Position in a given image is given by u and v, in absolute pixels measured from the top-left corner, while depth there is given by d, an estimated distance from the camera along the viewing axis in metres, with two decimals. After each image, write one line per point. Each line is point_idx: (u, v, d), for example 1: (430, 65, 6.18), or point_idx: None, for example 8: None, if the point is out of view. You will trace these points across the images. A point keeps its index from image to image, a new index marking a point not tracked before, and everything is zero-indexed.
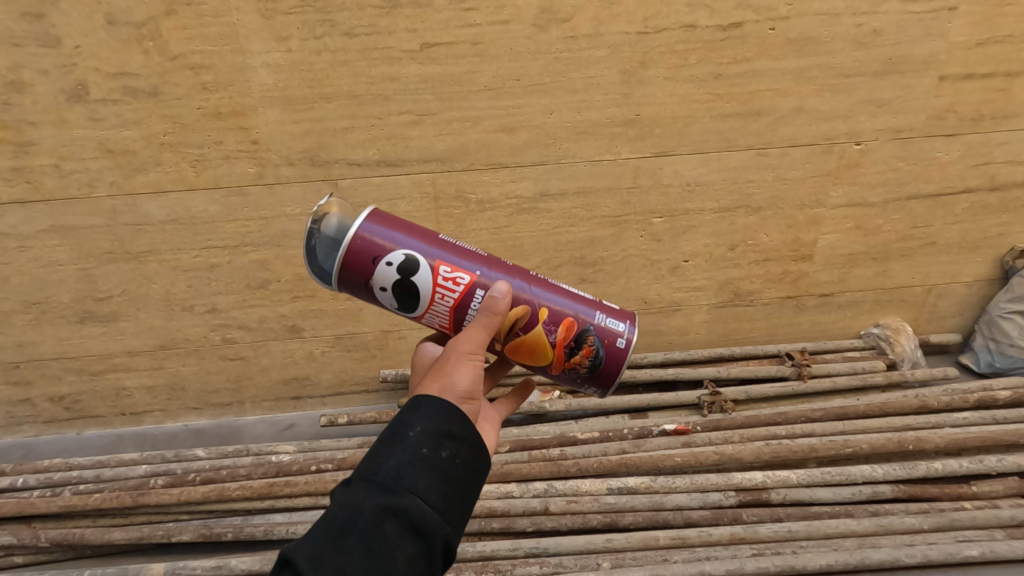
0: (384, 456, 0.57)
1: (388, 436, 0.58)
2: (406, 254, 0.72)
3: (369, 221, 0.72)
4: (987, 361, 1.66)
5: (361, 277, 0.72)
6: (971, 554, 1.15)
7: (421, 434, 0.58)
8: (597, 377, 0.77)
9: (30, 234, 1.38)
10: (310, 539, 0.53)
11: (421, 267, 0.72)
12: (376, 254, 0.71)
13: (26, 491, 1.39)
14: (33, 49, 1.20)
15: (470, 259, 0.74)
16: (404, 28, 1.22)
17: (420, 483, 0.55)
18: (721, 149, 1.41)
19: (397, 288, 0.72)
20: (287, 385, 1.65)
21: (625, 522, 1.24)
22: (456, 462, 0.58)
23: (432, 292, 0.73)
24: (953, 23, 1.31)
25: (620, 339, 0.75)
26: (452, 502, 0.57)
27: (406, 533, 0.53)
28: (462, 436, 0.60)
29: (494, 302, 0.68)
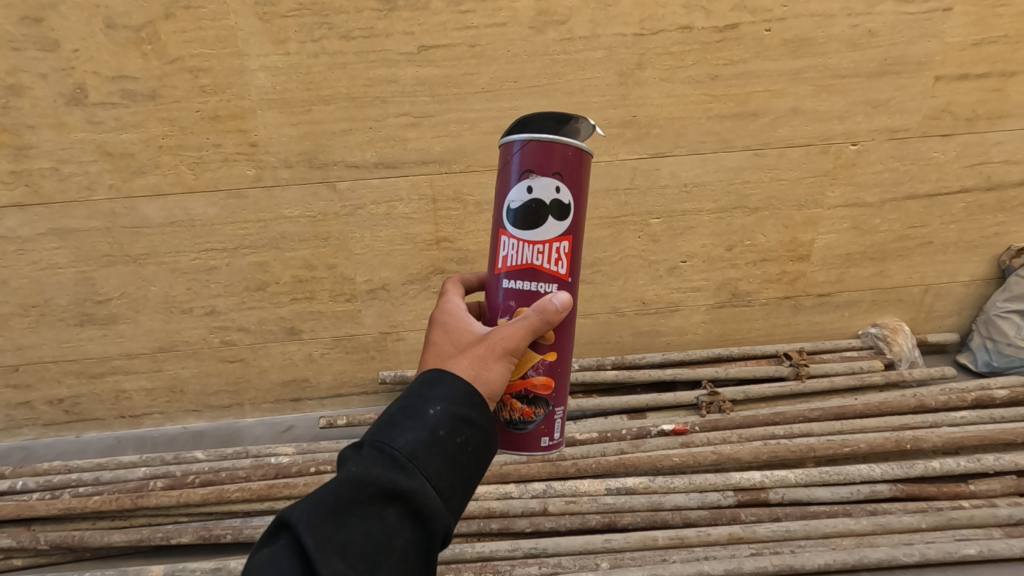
0: (399, 432, 0.56)
1: (405, 411, 0.58)
2: (571, 203, 0.69)
3: (587, 160, 0.70)
4: (984, 361, 1.65)
5: (534, 164, 0.67)
6: (970, 554, 1.15)
7: (440, 415, 0.58)
8: (501, 428, 0.76)
9: (29, 237, 1.38)
10: (314, 506, 0.52)
11: (565, 223, 0.70)
12: (563, 174, 0.68)
13: (26, 494, 1.39)
14: (32, 53, 1.21)
15: (580, 261, 0.73)
16: (401, 30, 1.23)
17: (431, 466, 0.55)
18: (718, 150, 1.41)
19: (532, 200, 0.68)
20: (287, 387, 1.65)
21: (623, 522, 1.24)
22: (467, 449, 0.59)
23: (542, 242, 0.69)
24: (947, 24, 1.33)
25: (546, 439, 0.77)
26: (457, 489, 0.57)
27: (409, 514, 0.53)
28: (477, 422, 0.60)
29: (553, 312, 0.68)
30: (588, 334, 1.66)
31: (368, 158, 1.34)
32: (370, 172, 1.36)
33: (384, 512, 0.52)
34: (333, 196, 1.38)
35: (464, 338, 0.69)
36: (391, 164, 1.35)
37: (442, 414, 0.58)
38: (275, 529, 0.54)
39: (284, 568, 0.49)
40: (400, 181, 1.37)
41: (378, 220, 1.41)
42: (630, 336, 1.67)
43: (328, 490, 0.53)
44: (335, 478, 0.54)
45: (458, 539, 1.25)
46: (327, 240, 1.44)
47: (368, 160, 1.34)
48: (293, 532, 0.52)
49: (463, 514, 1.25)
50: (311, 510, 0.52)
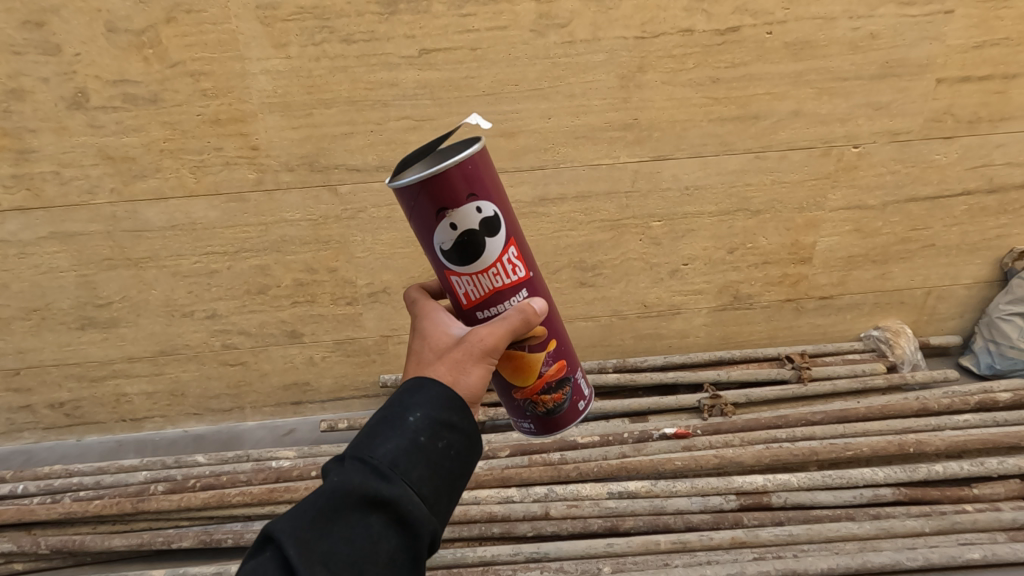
0: (380, 440, 0.57)
1: (385, 421, 0.58)
2: (496, 213, 0.69)
3: (484, 163, 0.68)
4: (987, 363, 1.67)
5: (443, 203, 0.66)
6: (973, 558, 1.15)
7: (420, 422, 0.58)
8: (546, 422, 0.80)
9: (30, 241, 1.38)
10: (297, 520, 0.52)
11: (500, 235, 0.70)
12: (475, 192, 0.67)
13: (28, 498, 1.40)
14: (33, 57, 1.20)
15: (530, 257, 0.74)
16: (402, 34, 1.22)
17: (414, 472, 0.55)
18: (719, 152, 1.41)
19: (465, 235, 0.67)
20: (288, 390, 1.66)
21: (626, 526, 1.24)
22: (450, 454, 0.59)
23: (490, 266, 0.70)
24: (949, 26, 1.32)
25: (581, 403, 0.82)
26: (442, 494, 0.57)
27: (394, 522, 0.53)
28: (459, 426, 0.61)
29: (532, 314, 0.70)
30: (590, 337, 1.66)
31: (368, 161, 1.34)
32: (371, 176, 1.36)
33: (367, 521, 0.52)
34: (334, 199, 1.38)
35: (442, 343, 0.69)
36: (392, 167, 1.35)
37: (422, 420, 0.59)
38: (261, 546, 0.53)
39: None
40: None
41: (379, 223, 1.42)
42: (631, 339, 1.68)
43: (309, 504, 0.53)
44: (318, 489, 0.54)
45: (460, 543, 1.25)
46: (328, 244, 1.44)
47: (369, 164, 1.34)
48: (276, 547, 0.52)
49: (465, 518, 1.25)
50: (294, 524, 0.52)
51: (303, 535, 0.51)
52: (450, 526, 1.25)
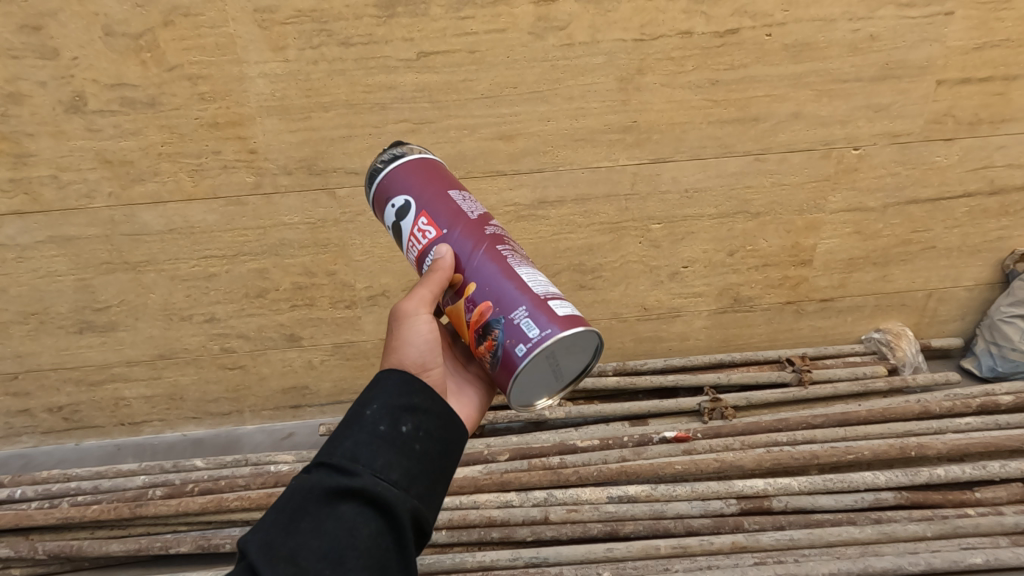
0: (342, 438, 0.60)
1: (344, 422, 0.61)
2: (405, 197, 0.75)
3: (411, 162, 0.76)
4: (988, 366, 1.67)
5: (379, 211, 0.78)
6: (975, 563, 1.14)
7: (378, 413, 0.61)
8: (496, 377, 0.72)
9: (28, 245, 1.37)
10: (268, 526, 0.54)
11: (410, 213, 0.74)
12: (386, 192, 0.76)
13: (25, 503, 1.39)
14: (31, 61, 1.19)
15: (446, 213, 0.73)
16: (400, 36, 1.22)
17: (378, 459, 0.58)
18: (719, 155, 1.41)
19: (393, 223, 0.76)
20: (287, 393, 1.67)
21: (626, 531, 1.23)
22: (417, 436, 0.61)
23: (410, 243, 0.76)
24: (949, 28, 1.31)
25: (522, 347, 0.68)
26: (416, 474, 0.59)
27: (366, 508, 0.55)
28: (423, 407, 0.63)
29: (432, 266, 0.73)
30: None
31: (367, 165, 1.34)
32: None
33: (340, 511, 0.55)
34: (333, 203, 1.38)
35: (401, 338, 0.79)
36: None
37: (380, 411, 0.62)
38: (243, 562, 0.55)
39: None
40: None
41: (378, 226, 1.42)
42: (631, 342, 1.67)
43: (279, 509, 0.55)
44: (286, 495, 0.56)
45: (459, 548, 1.24)
46: (327, 247, 1.44)
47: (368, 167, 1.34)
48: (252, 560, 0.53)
49: (464, 522, 1.25)
50: (265, 530, 0.53)
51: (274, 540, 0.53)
52: (448, 531, 1.24)
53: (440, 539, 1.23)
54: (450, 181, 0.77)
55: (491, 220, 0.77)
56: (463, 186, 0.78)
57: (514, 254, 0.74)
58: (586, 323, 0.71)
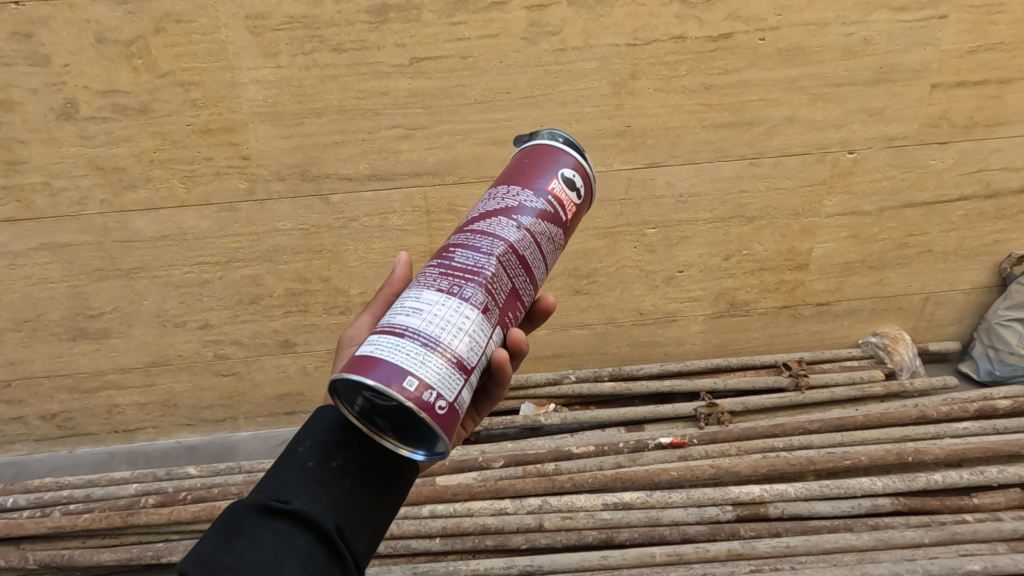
0: (273, 474, 0.58)
1: (277, 457, 0.59)
2: None
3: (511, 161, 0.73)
4: (986, 369, 1.67)
5: None
6: (974, 569, 1.13)
7: (310, 448, 0.59)
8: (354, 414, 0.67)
9: (20, 252, 1.37)
10: (201, 547, 0.52)
11: None
12: None
13: (17, 512, 1.38)
14: (22, 69, 1.19)
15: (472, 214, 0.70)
16: (393, 42, 1.21)
17: (307, 491, 0.56)
18: (713, 159, 1.40)
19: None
20: (281, 400, 1.66)
21: (621, 538, 1.22)
22: (349, 469, 0.58)
23: None
24: (943, 31, 1.30)
25: None
26: (348, 507, 0.56)
27: (297, 529, 0.53)
28: (356, 442, 0.60)
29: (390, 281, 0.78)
30: (585, 345, 1.65)
31: (360, 170, 1.34)
32: (362, 184, 1.35)
33: (272, 530, 0.53)
34: (326, 208, 1.38)
35: None
36: (384, 176, 1.35)
37: (312, 446, 0.59)
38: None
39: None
40: (394, 194, 1.37)
41: (371, 232, 1.42)
42: (627, 347, 1.67)
43: (214, 530, 0.54)
44: (219, 522, 0.55)
45: (453, 556, 1.23)
46: (320, 253, 1.44)
47: (361, 173, 1.34)
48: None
49: (458, 530, 1.23)
50: (198, 551, 0.52)
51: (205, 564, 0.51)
52: (441, 539, 1.23)
53: (434, 547, 1.22)
54: (503, 175, 0.68)
55: (479, 222, 0.64)
56: (511, 178, 0.67)
57: (438, 265, 0.62)
58: (369, 371, 0.52)
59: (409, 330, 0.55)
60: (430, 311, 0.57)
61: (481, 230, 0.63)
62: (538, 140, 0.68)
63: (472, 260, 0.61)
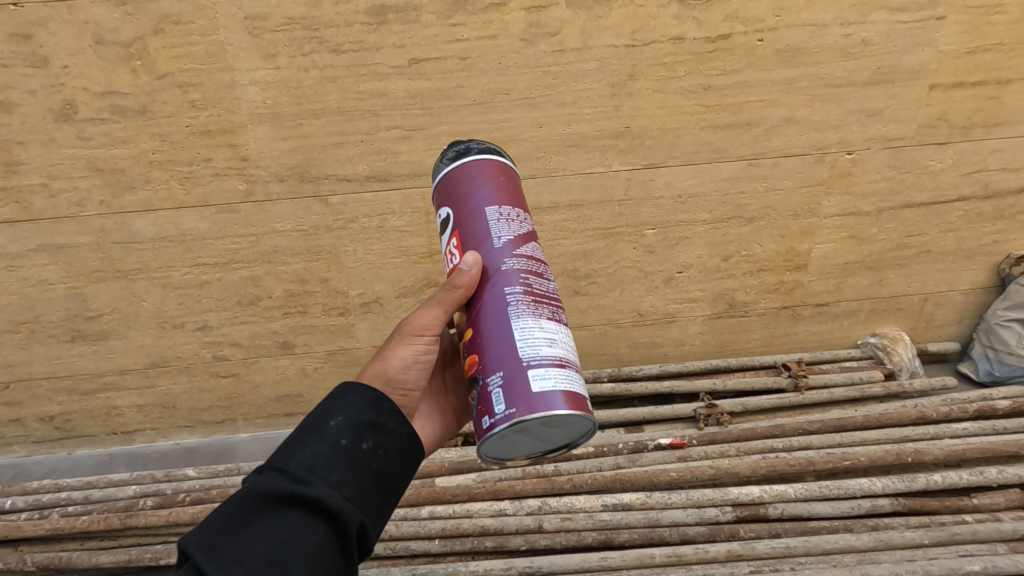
0: (300, 446, 0.59)
1: (305, 427, 0.60)
2: (447, 212, 0.71)
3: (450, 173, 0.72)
4: (985, 370, 1.67)
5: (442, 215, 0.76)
6: (974, 570, 1.13)
7: (341, 425, 0.61)
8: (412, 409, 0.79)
9: (18, 254, 1.37)
10: (222, 518, 0.53)
11: (448, 227, 0.71)
12: (441, 200, 0.72)
13: (15, 514, 1.38)
14: (20, 70, 1.18)
15: (470, 232, 0.68)
16: (392, 43, 1.21)
17: (335, 472, 0.58)
18: (711, 160, 1.40)
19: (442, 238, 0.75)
20: (280, 402, 1.66)
21: (620, 539, 1.22)
22: (376, 454, 0.61)
23: (445, 254, 0.73)
24: (941, 32, 1.31)
25: (485, 417, 0.64)
26: (369, 492, 0.59)
27: (316, 517, 0.55)
28: (385, 427, 0.63)
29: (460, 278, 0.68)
30: (585, 346, 1.65)
31: (359, 172, 1.34)
32: (361, 185, 1.35)
33: (293, 513, 0.54)
34: (325, 209, 1.38)
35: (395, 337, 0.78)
36: (383, 177, 1.35)
37: (343, 424, 0.61)
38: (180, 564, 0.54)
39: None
40: (392, 195, 1.37)
41: (369, 233, 1.42)
42: (627, 348, 1.67)
43: (235, 501, 0.54)
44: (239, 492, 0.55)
45: (453, 558, 1.23)
46: (319, 254, 1.44)
47: (360, 174, 1.34)
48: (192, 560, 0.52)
49: (458, 531, 1.23)
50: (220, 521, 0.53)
51: (217, 541, 0.52)
52: (440, 540, 1.23)
53: (433, 548, 1.22)
54: (489, 193, 0.69)
55: (521, 249, 0.68)
56: (504, 196, 0.69)
57: (524, 295, 0.66)
58: (555, 407, 0.61)
59: (562, 359, 0.65)
60: (562, 339, 0.66)
61: (534, 257, 0.69)
62: (501, 156, 0.72)
63: (546, 285, 0.69)
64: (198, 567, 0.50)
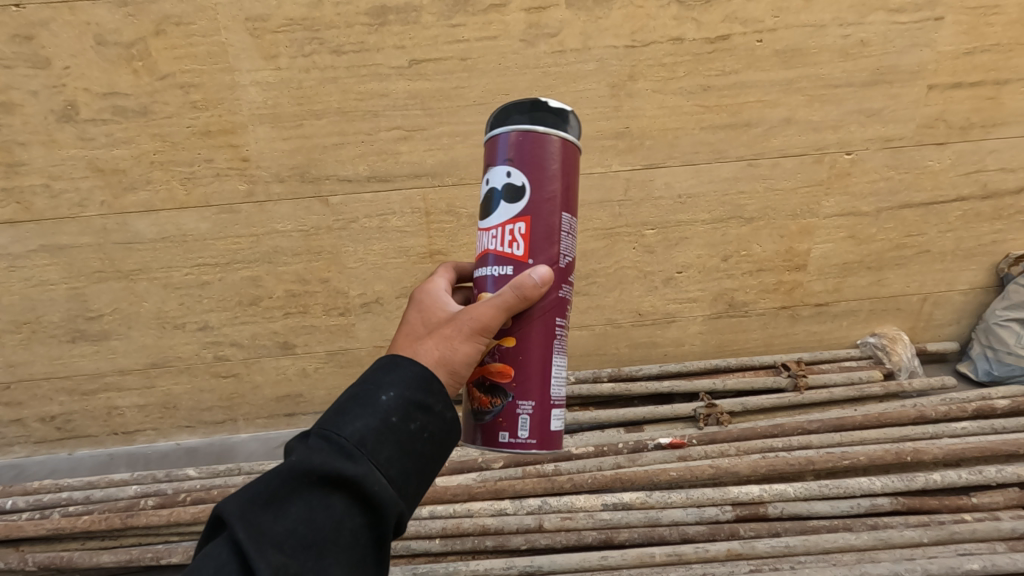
0: (350, 418, 0.56)
1: (357, 398, 0.57)
2: (523, 183, 0.66)
3: (538, 142, 0.66)
4: (984, 369, 1.67)
5: (489, 158, 0.68)
6: (973, 568, 1.13)
7: (392, 402, 0.57)
8: None
9: (20, 254, 1.37)
10: (264, 490, 0.51)
11: (516, 204, 0.66)
12: (516, 160, 0.66)
13: (16, 514, 1.38)
14: (22, 71, 1.19)
15: (543, 229, 0.67)
16: (393, 44, 1.22)
17: (383, 453, 0.54)
18: (711, 160, 1.41)
19: (489, 194, 0.69)
20: (280, 402, 1.66)
21: (620, 539, 1.22)
22: (422, 437, 0.58)
23: (496, 227, 0.68)
24: (939, 33, 1.31)
25: (504, 435, 0.69)
26: (411, 478, 0.57)
27: (357, 502, 0.52)
28: (434, 410, 0.59)
29: (530, 287, 0.64)
30: (585, 346, 1.65)
31: (360, 172, 1.34)
32: (362, 186, 1.36)
33: (333, 496, 0.52)
34: (326, 210, 1.38)
35: (434, 317, 0.68)
36: (383, 177, 1.35)
37: (395, 401, 0.57)
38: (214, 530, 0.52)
39: (219, 565, 0.47)
40: (393, 195, 1.38)
41: (369, 233, 1.42)
42: (627, 348, 1.67)
43: (278, 474, 0.52)
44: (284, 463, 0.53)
45: (453, 557, 1.23)
46: (319, 255, 1.44)
47: (360, 174, 1.34)
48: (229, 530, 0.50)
49: (458, 531, 1.24)
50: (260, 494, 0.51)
51: (255, 517, 0.50)
52: (441, 540, 1.24)
53: (433, 548, 1.23)
54: (571, 197, 0.68)
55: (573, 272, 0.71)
56: (575, 206, 0.70)
57: (565, 330, 0.71)
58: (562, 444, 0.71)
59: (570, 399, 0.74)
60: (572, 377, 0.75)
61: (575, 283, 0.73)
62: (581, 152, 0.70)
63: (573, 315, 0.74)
64: (236, 540, 0.48)
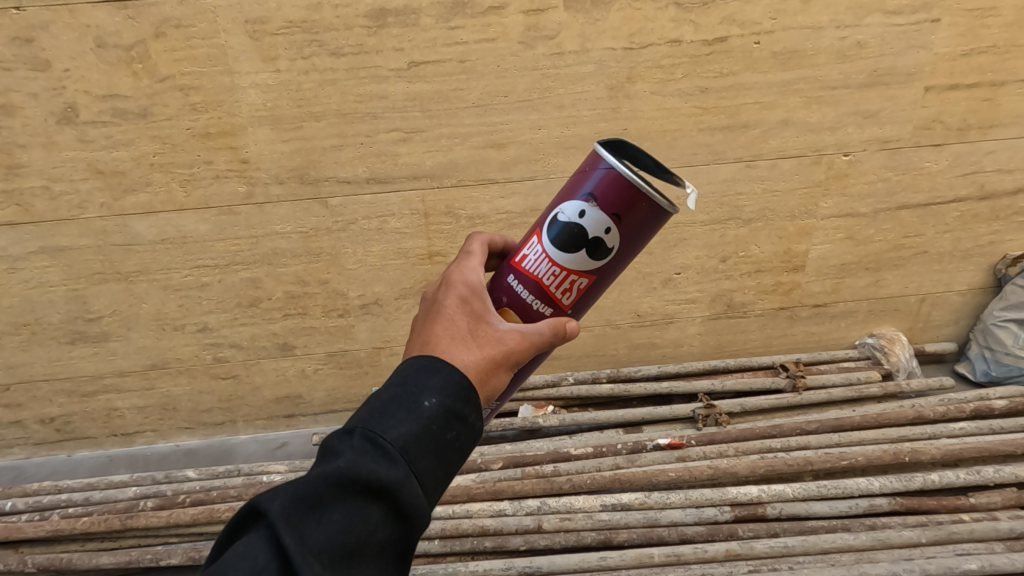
0: (393, 423, 0.55)
1: (401, 402, 0.57)
2: (611, 246, 0.68)
3: (650, 215, 0.67)
4: (982, 370, 1.68)
5: (598, 196, 0.66)
6: (971, 568, 1.13)
7: (435, 410, 0.57)
8: None
9: (19, 256, 1.37)
10: (305, 491, 0.51)
11: (593, 260, 0.68)
12: (620, 222, 0.66)
13: (15, 516, 1.38)
14: (22, 73, 1.19)
15: (593, 289, 0.71)
16: (391, 46, 1.22)
17: (421, 462, 0.55)
18: (709, 162, 1.41)
19: (573, 225, 0.68)
20: (280, 403, 1.67)
21: (619, 539, 1.22)
22: (455, 446, 0.58)
23: (561, 267, 0.69)
24: (936, 35, 1.32)
25: None
26: (441, 487, 0.57)
27: (393, 511, 0.53)
28: (469, 420, 0.60)
29: (562, 336, 0.69)
30: (584, 348, 1.65)
31: (359, 174, 1.34)
32: (361, 187, 1.36)
33: (371, 505, 0.52)
34: (325, 212, 1.38)
35: (477, 323, 0.66)
36: (383, 179, 1.36)
37: (437, 408, 0.57)
38: (248, 522, 0.52)
39: (258, 566, 0.47)
40: (392, 197, 1.38)
41: (369, 235, 1.43)
42: (625, 349, 1.67)
43: (320, 477, 0.52)
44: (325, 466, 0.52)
45: (452, 558, 1.23)
46: (319, 256, 1.44)
47: (359, 176, 1.35)
48: (268, 528, 0.50)
49: (458, 532, 1.24)
50: (302, 497, 0.50)
51: (296, 519, 0.50)
52: (440, 541, 1.24)
53: (433, 549, 1.23)
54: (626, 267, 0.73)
55: None
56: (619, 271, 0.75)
57: None
58: None
59: None
60: None
61: None
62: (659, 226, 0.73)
63: None
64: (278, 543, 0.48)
